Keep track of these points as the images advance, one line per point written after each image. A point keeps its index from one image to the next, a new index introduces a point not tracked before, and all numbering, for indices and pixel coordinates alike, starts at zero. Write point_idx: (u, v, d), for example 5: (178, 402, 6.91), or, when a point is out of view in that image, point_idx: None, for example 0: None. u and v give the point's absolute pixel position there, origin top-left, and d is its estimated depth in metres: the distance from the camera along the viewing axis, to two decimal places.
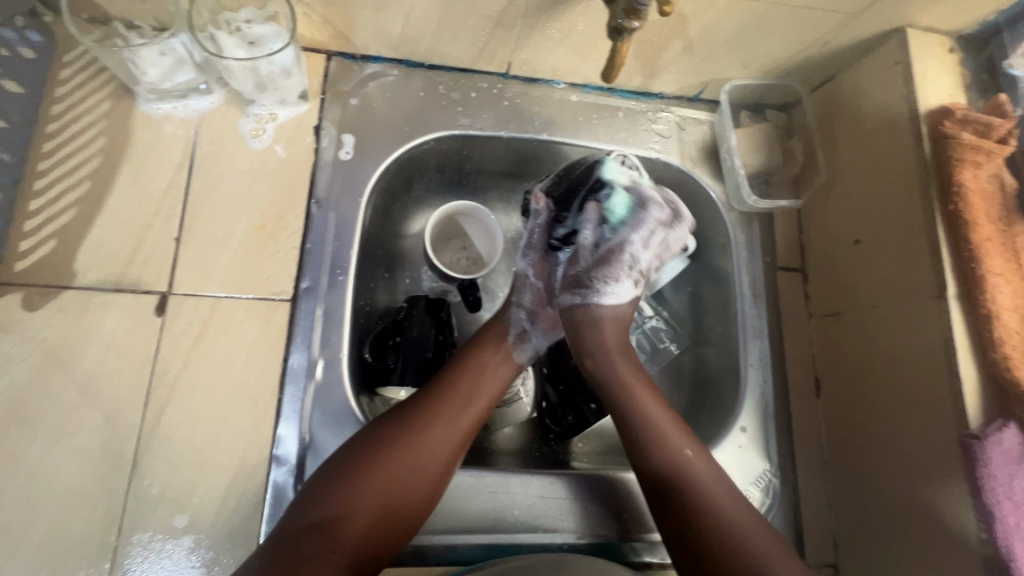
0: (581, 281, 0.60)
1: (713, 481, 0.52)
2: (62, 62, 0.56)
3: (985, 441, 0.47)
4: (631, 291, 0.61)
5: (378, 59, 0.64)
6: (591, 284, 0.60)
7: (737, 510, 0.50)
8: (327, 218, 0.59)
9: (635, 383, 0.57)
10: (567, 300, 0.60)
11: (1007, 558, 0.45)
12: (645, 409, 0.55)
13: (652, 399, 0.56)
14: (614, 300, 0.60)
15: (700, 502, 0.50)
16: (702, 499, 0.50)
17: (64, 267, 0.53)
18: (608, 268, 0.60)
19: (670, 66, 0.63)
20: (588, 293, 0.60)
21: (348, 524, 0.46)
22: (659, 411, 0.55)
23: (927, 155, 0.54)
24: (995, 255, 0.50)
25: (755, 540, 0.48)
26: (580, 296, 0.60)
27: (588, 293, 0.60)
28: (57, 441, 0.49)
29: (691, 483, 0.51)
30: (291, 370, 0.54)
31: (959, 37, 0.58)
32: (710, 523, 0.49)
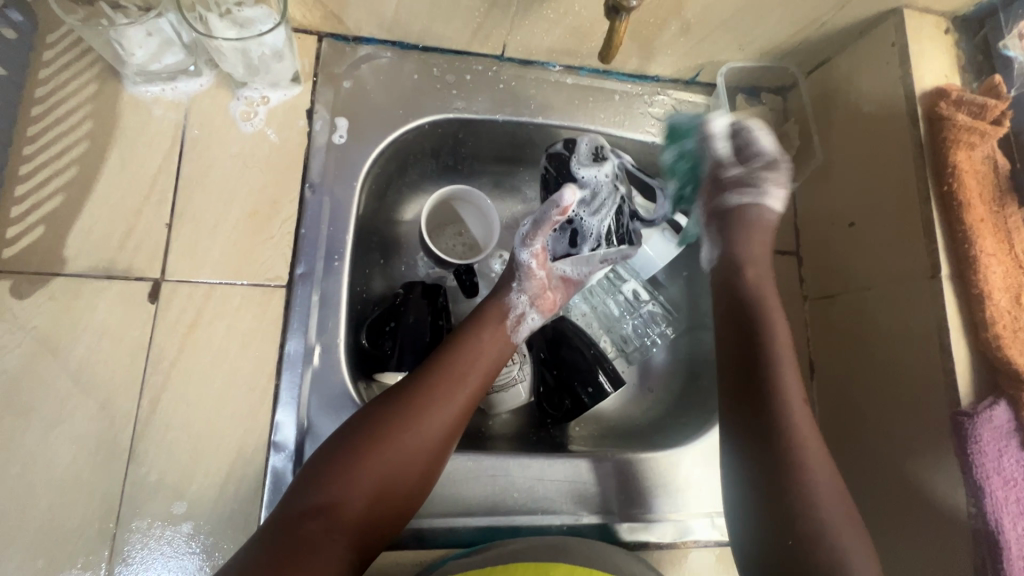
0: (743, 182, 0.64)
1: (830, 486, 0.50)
2: (45, 43, 0.55)
3: (975, 419, 0.47)
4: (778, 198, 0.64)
5: (370, 41, 0.63)
6: (758, 182, 0.64)
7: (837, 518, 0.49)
8: (322, 202, 0.58)
9: (770, 345, 0.56)
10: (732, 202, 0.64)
11: (996, 531, 0.46)
12: (786, 397, 0.53)
13: (794, 378, 0.55)
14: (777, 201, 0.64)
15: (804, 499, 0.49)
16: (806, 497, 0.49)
17: (53, 254, 0.52)
18: (768, 169, 0.63)
19: (667, 48, 0.63)
20: (756, 192, 0.63)
21: (347, 505, 0.46)
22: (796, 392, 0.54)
23: (923, 136, 0.54)
24: (987, 236, 0.51)
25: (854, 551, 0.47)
26: (746, 196, 0.63)
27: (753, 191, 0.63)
28: (52, 429, 0.49)
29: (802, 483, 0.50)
30: (288, 356, 0.54)
31: (954, 18, 0.58)
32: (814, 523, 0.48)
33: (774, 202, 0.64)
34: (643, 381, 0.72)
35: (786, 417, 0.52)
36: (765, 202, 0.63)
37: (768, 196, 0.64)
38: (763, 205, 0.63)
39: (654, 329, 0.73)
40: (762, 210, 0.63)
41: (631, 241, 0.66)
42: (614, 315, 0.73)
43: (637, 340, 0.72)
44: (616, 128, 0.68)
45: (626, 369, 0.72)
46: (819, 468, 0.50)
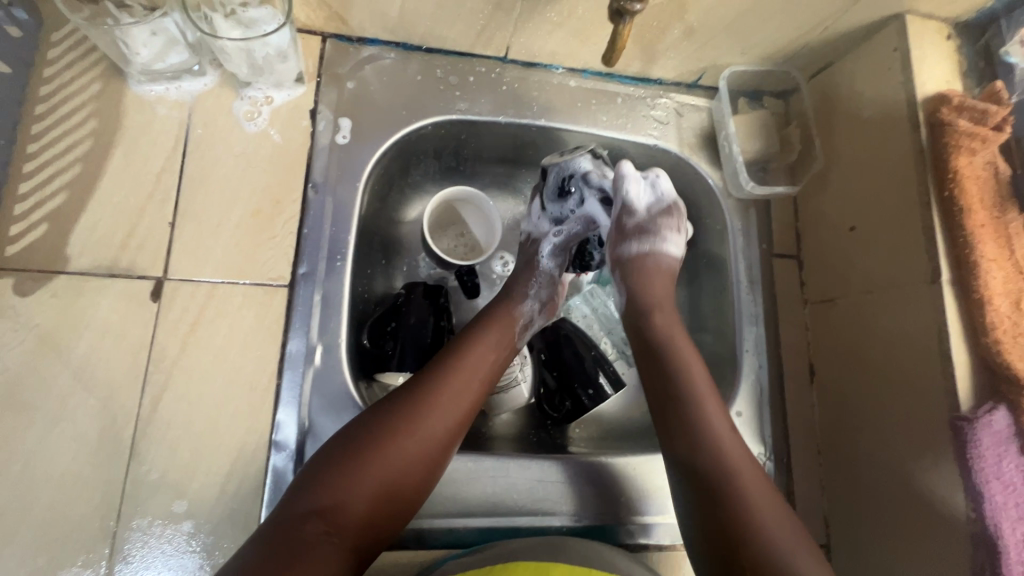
0: (643, 229, 0.61)
1: (747, 466, 0.48)
2: (50, 42, 0.55)
3: (975, 424, 0.48)
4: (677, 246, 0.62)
5: (374, 42, 0.63)
6: (656, 231, 0.61)
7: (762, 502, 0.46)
8: (324, 202, 0.58)
9: (667, 325, 0.56)
10: (632, 250, 0.60)
11: (995, 535, 0.46)
12: (688, 369, 0.53)
13: (684, 342, 0.55)
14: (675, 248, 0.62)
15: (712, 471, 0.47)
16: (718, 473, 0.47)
17: (56, 252, 0.52)
18: (667, 216, 0.61)
19: (669, 51, 0.63)
20: (655, 240, 0.61)
21: (348, 509, 0.46)
22: (694, 364, 0.54)
23: (924, 141, 0.54)
24: (989, 241, 0.50)
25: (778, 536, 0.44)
26: (646, 244, 0.60)
27: (653, 241, 0.61)
28: (54, 427, 0.49)
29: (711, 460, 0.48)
30: (290, 355, 0.54)
31: (957, 23, 0.58)
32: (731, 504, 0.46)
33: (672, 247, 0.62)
34: (644, 383, 0.72)
35: (693, 391, 0.52)
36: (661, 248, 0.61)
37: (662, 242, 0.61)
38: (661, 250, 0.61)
39: None
40: (660, 254, 0.61)
41: (655, 230, 0.61)
42: (614, 317, 0.74)
43: None
44: (619, 130, 0.68)
45: (626, 372, 0.72)
46: (729, 447, 0.49)
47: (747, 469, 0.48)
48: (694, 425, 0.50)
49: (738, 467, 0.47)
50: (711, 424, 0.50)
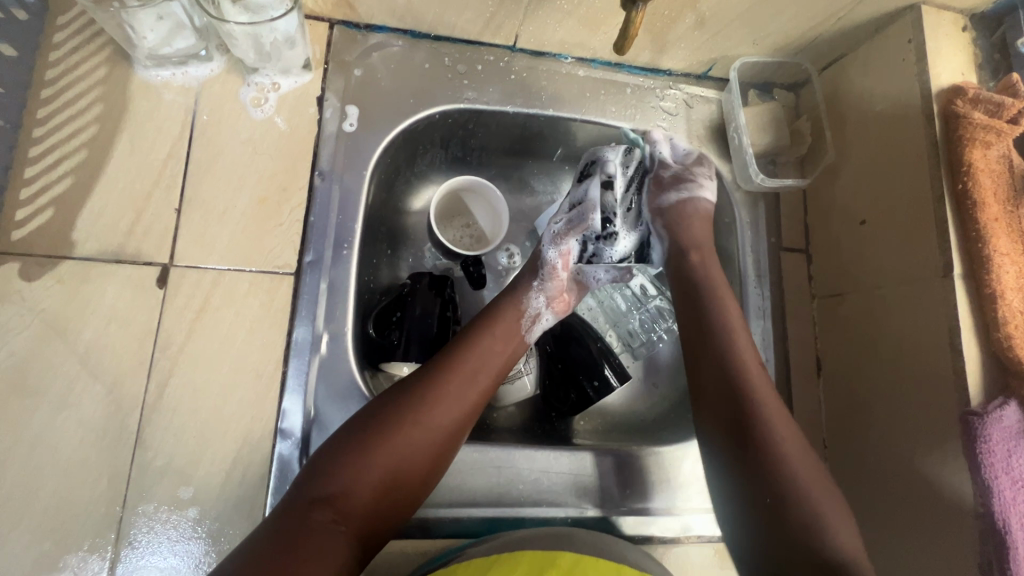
0: (592, 248, 0.64)
1: (798, 449, 0.50)
2: (56, 25, 0.55)
3: (986, 419, 0.47)
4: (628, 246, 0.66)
5: (382, 29, 0.62)
6: (598, 243, 0.63)
7: (816, 488, 0.48)
8: (331, 190, 0.58)
9: (733, 318, 0.57)
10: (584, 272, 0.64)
11: (1003, 531, 0.46)
12: (736, 344, 0.55)
13: (743, 333, 0.56)
14: (616, 255, 0.65)
15: (768, 454, 0.49)
16: (771, 452, 0.49)
17: (62, 237, 0.51)
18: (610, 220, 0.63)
19: (680, 41, 0.62)
20: (590, 254, 0.63)
21: (354, 497, 0.46)
22: (745, 347, 0.55)
23: (939, 134, 0.54)
24: (1002, 236, 0.50)
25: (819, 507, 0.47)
26: (591, 262, 0.64)
27: (593, 256, 0.63)
28: (60, 412, 0.49)
29: (767, 436, 0.50)
30: (295, 343, 0.54)
31: (972, 15, 0.58)
32: (783, 483, 0.48)
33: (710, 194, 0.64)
34: (648, 376, 0.72)
35: (737, 367, 0.53)
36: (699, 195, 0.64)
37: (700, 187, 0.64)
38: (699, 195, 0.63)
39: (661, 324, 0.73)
40: (699, 201, 0.64)
41: (597, 247, 0.63)
42: (621, 310, 0.73)
43: (643, 335, 0.73)
44: (628, 122, 0.67)
45: (631, 364, 0.72)
46: (780, 427, 0.50)
47: (795, 445, 0.50)
48: (737, 390, 0.52)
49: (788, 444, 0.50)
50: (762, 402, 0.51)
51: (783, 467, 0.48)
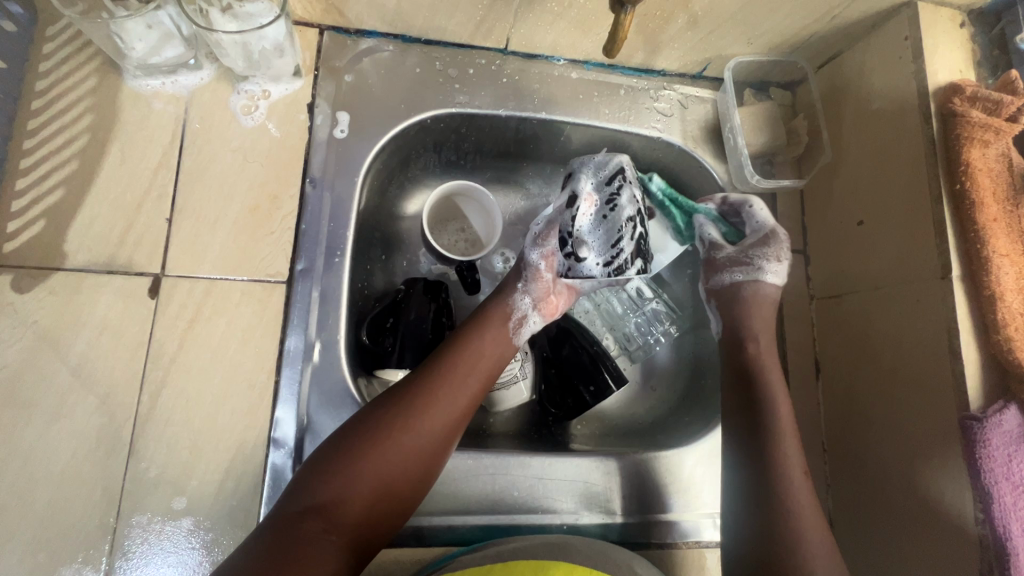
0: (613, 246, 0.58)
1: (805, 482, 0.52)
2: (45, 36, 0.55)
3: (984, 423, 0.46)
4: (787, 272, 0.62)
5: (373, 34, 0.62)
6: (751, 260, 0.61)
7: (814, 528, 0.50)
8: (322, 197, 0.58)
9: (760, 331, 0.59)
10: (726, 282, 0.62)
11: (1004, 537, 0.45)
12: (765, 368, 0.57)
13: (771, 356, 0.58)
14: (776, 276, 0.61)
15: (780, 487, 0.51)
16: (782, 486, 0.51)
17: (53, 249, 0.52)
18: (765, 245, 0.61)
19: (673, 41, 0.62)
20: (750, 269, 0.61)
21: (346, 507, 0.46)
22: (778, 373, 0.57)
23: (936, 133, 0.53)
24: (1001, 236, 0.49)
25: (813, 537, 0.49)
26: (740, 273, 0.61)
27: (749, 269, 0.61)
28: (54, 423, 0.49)
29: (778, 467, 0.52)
30: (288, 352, 0.54)
31: (970, 11, 0.57)
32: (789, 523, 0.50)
33: (775, 276, 0.61)
34: (647, 379, 0.72)
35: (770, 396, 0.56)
36: (761, 280, 0.61)
37: (767, 271, 0.61)
38: (763, 279, 0.61)
39: (658, 327, 0.73)
40: (762, 286, 0.61)
41: (752, 261, 0.61)
42: (617, 313, 0.73)
43: (640, 338, 0.73)
44: (621, 123, 0.67)
45: (628, 367, 0.72)
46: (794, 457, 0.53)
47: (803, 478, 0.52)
48: (761, 418, 0.55)
49: (801, 493, 0.51)
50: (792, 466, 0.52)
51: (792, 506, 0.50)
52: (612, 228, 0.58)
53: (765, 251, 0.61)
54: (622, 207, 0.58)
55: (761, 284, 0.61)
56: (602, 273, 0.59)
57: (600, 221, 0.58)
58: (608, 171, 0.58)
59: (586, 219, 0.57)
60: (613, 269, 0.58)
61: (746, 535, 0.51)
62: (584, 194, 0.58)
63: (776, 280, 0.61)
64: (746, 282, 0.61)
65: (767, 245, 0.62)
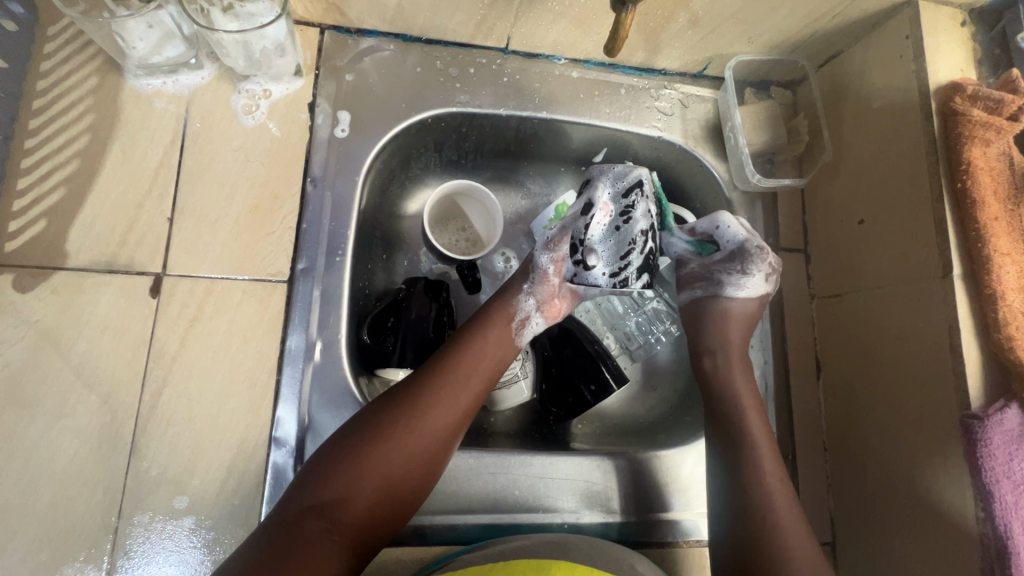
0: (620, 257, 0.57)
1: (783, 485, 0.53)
2: (47, 36, 0.55)
3: (986, 421, 0.46)
4: (760, 285, 0.61)
5: (374, 33, 0.62)
6: (715, 276, 0.63)
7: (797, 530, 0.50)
8: (323, 197, 0.58)
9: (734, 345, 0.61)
10: (688, 297, 0.66)
11: (1004, 535, 0.45)
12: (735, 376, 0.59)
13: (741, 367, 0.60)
14: (748, 291, 0.62)
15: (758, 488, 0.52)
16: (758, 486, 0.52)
17: (55, 248, 0.52)
18: (733, 261, 0.61)
19: (674, 40, 0.62)
20: (711, 285, 0.63)
21: (348, 506, 0.46)
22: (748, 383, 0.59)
23: (937, 131, 0.53)
24: (1002, 234, 0.49)
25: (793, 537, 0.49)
26: (701, 290, 0.64)
27: (713, 286, 0.63)
28: (56, 423, 0.49)
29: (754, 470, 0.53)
30: (289, 352, 0.54)
31: (971, 9, 0.57)
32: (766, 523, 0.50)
33: (739, 292, 0.62)
34: (648, 378, 0.72)
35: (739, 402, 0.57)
36: (721, 295, 0.62)
37: (728, 288, 0.62)
38: (723, 295, 0.62)
39: (658, 326, 0.73)
40: (722, 301, 0.62)
41: (719, 278, 0.62)
42: (618, 312, 0.73)
43: (640, 338, 0.73)
44: (622, 122, 0.67)
45: (628, 366, 0.72)
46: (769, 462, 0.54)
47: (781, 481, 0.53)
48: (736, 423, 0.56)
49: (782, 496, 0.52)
50: (769, 475, 0.53)
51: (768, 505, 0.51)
52: (623, 240, 0.57)
53: (729, 267, 0.61)
54: (637, 219, 0.57)
55: (723, 298, 0.62)
56: (607, 283, 0.58)
57: (613, 230, 0.57)
58: (632, 182, 0.58)
59: (599, 228, 0.56)
60: (618, 280, 0.58)
61: (731, 539, 0.51)
62: (600, 204, 0.57)
63: (740, 294, 0.62)
64: (704, 298, 0.64)
65: (736, 261, 0.61)
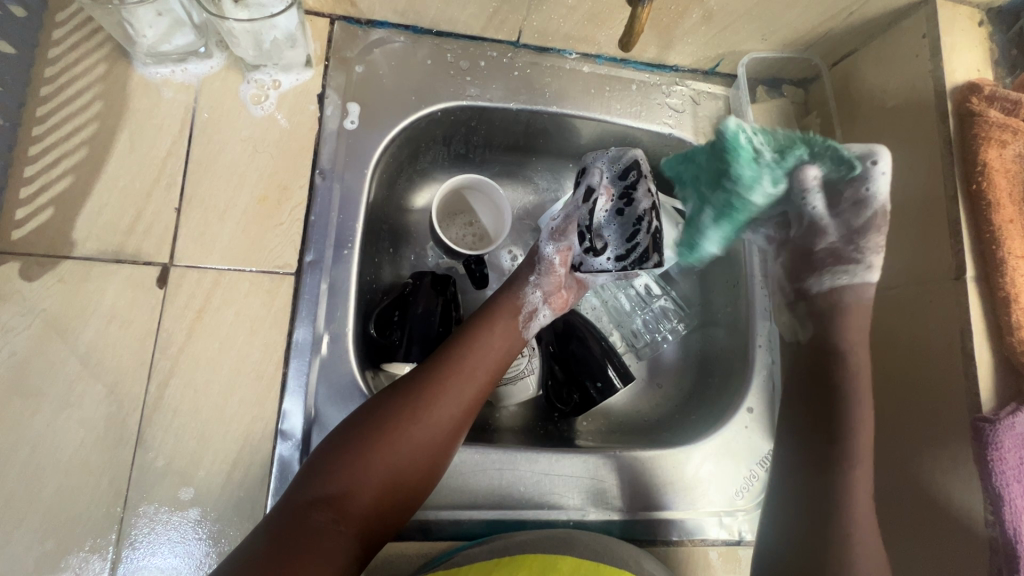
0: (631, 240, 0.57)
1: None
2: (54, 21, 0.54)
3: (997, 425, 0.46)
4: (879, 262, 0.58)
5: (384, 25, 0.62)
6: (860, 256, 0.56)
7: None
8: (332, 189, 0.58)
9: None
10: (826, 284, 0.57)
11: (1014, 539, 0.45)
12: None
13: None
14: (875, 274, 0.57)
15: None
16: None
17: (62, 237, 0.51)
18: (873, 235, 0.55)
19: (687, 36, 0.61)
20: (857, 268, 0.56)
21: (353, 498, 0.46)
22: None
23: (952, 132, 0.52)
24: (1017, 237, 0.49)
25: None
26: (846, 275, 0.56)
27: (853, 269, 0.56)
28: (62, 412, 0.49)
29: None
30: (296, 344, 0.54)
31: (989, 9, 0.56)
32: None
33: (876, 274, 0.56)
34: (653, 377, 0.71)
35: None
36: (862, 280, 0.56)
37: (869, 271, 0.56)
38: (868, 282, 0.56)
39: (665, 324, 0.73)
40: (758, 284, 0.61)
41: (856, 259, 0.56)
42: (625, 310, 0.73)
43: (647, 336, 0.72)
44: (633, 119, 0.66)
45: (634, 364, 0.72)
46: None
47: None
48: None
49: None
50: None
51: None
52: (627, 222, 0.57)
53: (872, 243, 0.56)
54: (639, 199, 0.57)
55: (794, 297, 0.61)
56: (616, 267, 0.59)
57: (614, 214, 0.58)
58: (627, 158, 0.58)
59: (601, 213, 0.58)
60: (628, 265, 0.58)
61: None
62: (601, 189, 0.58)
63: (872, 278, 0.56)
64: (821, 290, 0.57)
65: (867, 234, 0.56)
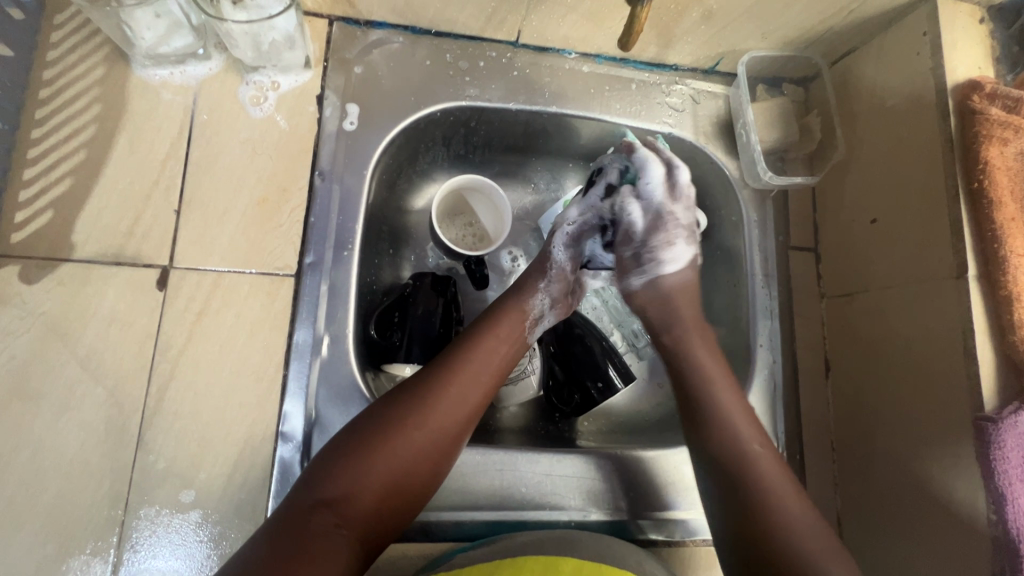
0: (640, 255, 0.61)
1: (785, 482, 0.49)
2: (52, 24, 0.54)
3: (999, 424, 0.46)
4: (687, 251, 0.62)
5: (383, 25, 0.61)
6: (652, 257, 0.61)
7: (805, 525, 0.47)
8: (331, 191, 0.57)
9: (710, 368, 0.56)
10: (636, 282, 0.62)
11: (1016, 538, 0.45)
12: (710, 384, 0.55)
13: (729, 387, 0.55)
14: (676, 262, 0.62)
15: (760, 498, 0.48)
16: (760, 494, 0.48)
17: (61, 240, 0.51)
18: (659, 234, 0.60)
19: (686, 35, 0.61)
20: (652, 264, 0.61)
21: (354, 501, 0.45)
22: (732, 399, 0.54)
23: (954, 130, 0.52)
24: (1018, 235, 0.49)
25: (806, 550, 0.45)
26: (643, 273, 0.61)
27: (649, 267, 0.61)
28: (62, 415, 0.49)
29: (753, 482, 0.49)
30: (296, 346, 0.54)
31: (991, 6, 0.56)
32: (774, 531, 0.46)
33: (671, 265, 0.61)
34: (654, 376, 0.71)
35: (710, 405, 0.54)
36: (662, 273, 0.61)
37: (667, 266, 0.61)
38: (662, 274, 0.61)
39: None
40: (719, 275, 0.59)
41: (652, 258, 0.61)
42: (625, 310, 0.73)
43: None
44: (633, 118, 0.66)
45: (635, 364, 0.72)
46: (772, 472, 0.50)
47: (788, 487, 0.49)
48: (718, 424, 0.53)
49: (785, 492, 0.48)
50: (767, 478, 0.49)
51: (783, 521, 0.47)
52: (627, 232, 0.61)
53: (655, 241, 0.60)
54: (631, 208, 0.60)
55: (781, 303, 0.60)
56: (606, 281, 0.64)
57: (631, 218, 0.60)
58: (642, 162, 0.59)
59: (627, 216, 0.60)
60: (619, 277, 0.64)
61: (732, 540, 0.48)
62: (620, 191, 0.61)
63: (669, 267, 0.61)
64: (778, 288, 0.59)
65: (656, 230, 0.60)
